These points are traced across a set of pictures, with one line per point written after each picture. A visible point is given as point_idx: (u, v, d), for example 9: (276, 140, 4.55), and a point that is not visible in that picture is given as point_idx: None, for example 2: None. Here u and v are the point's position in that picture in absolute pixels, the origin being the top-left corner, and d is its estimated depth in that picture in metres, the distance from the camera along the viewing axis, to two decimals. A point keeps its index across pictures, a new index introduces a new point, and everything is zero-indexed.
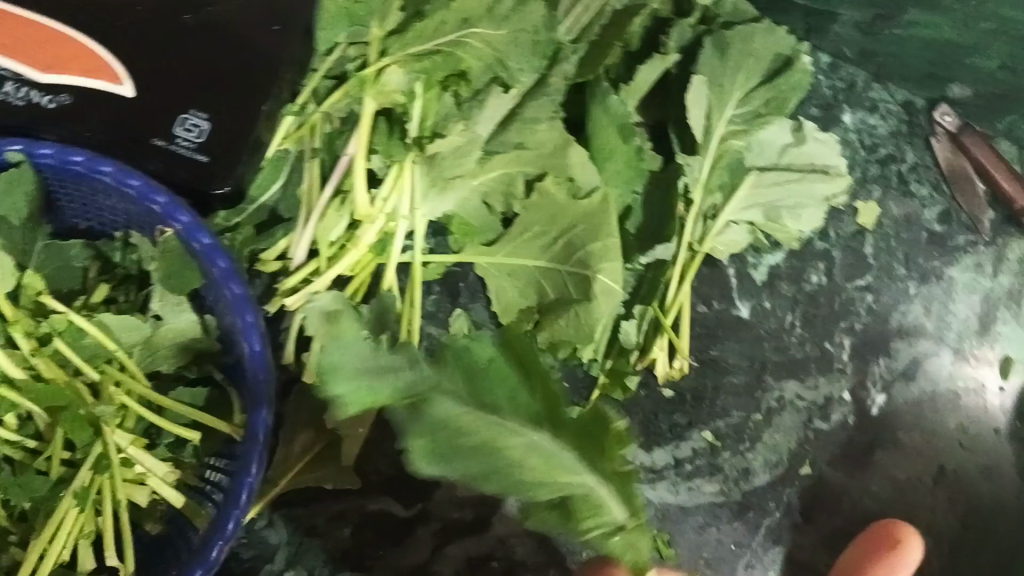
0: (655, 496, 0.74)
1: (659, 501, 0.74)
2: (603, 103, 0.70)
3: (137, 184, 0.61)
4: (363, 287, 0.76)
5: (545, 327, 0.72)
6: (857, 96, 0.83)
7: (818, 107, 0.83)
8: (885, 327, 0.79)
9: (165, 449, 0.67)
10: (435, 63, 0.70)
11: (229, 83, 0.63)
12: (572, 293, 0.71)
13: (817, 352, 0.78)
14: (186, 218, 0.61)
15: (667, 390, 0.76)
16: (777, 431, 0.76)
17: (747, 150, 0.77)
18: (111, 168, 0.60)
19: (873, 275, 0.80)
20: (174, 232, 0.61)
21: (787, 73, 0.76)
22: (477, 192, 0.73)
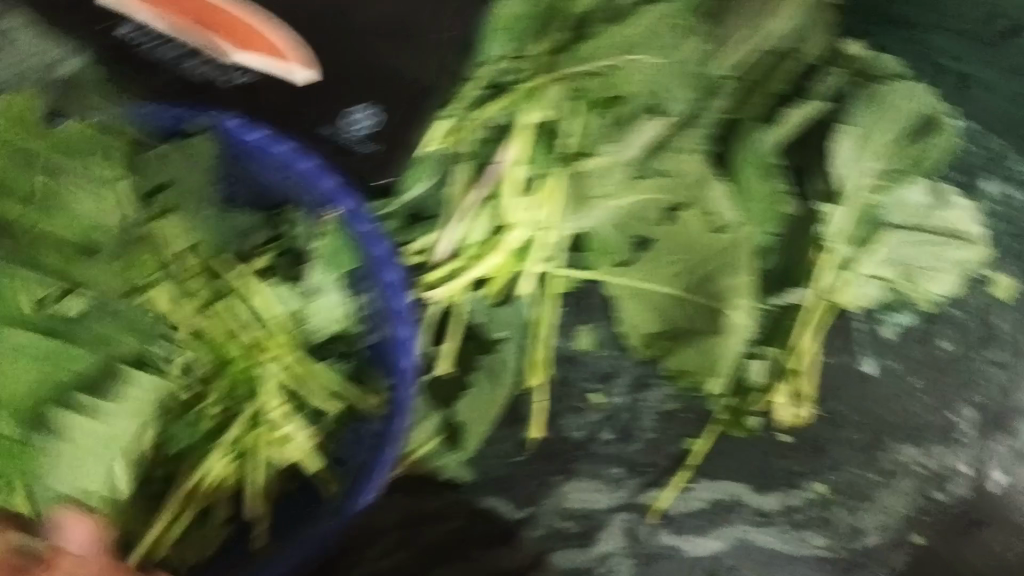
0: (731, 533, 0.72)
1: (736, 539, 0.71)
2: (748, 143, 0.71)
3: (307, 168, 0.63)
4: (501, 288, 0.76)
5: (673, 354, 0.72)
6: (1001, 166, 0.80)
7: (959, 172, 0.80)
8: (1010, 404, 0.76)
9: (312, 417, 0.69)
10: (598, 83, 0.68)
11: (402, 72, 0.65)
12: (703, 327, 0.71)
13: (935, 419, 0.76)
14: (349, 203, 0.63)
15: (783, 434, 0.75)
16: (889, 491, 0.74)
17: (887, 207, 0.76)
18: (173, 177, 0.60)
19: (1006, 350, 0.78)
20: (337, 214, 0.63)
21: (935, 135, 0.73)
22: (619, 212, 0.73)
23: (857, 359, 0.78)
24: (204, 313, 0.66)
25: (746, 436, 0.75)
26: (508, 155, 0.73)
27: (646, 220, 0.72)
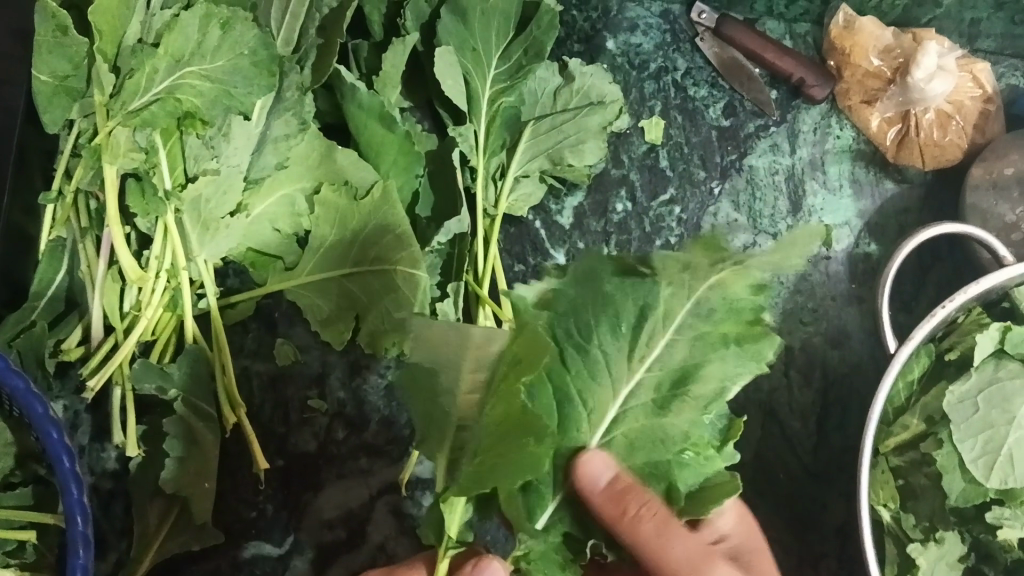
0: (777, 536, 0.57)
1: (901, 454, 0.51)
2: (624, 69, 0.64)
3: None
4: (484, 279, 0.58)
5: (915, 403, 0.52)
6: (958, 16, 0.64)
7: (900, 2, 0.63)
8: (832, 200, 0.63)
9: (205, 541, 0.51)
10: (445, 60, 0.55)
11: (203, 98, 0.52)
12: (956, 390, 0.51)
13: (792, 226, 0.62)
14: None
15: (868, 382, 0.59)
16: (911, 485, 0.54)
17: (604, 83, 0.60)
18: None
19: (797, 147, 0.64)
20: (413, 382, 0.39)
21: (702, 19, 0.64)
22: (531, 164, 0.60)
23: (697, 166, 0.63)
24: (121, 373, 0.54)
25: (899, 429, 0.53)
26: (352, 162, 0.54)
27: (537, 169, 0.60)
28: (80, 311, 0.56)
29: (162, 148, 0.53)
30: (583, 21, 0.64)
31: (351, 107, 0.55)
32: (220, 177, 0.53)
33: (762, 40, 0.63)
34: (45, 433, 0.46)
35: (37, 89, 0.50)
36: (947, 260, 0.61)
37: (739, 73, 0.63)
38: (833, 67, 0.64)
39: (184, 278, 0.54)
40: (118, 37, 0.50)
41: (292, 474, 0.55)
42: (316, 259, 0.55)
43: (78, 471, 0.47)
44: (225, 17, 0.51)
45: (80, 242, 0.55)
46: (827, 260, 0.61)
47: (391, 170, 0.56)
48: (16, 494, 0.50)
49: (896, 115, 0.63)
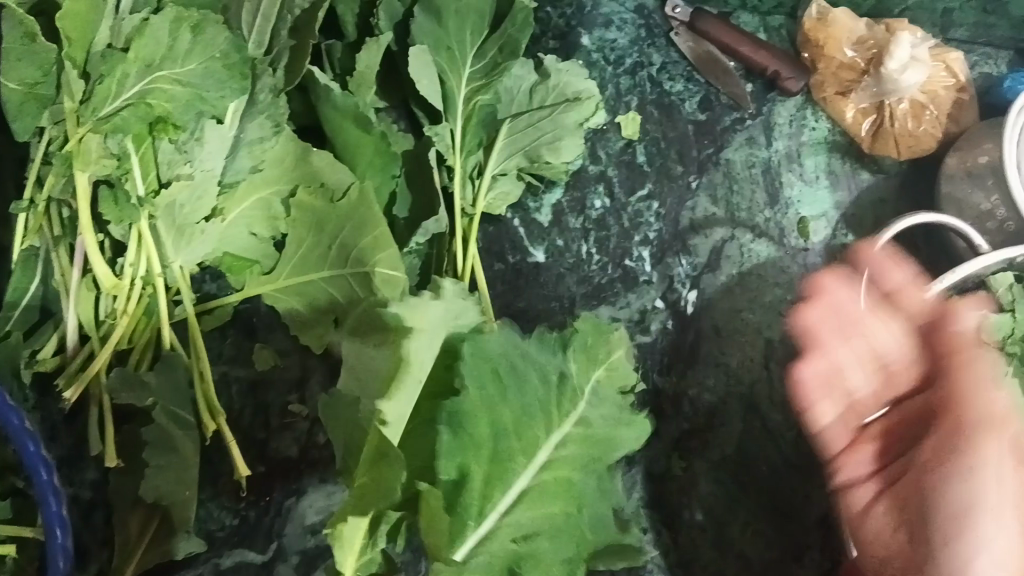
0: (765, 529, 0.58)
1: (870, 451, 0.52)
2: (599, 65, 0.64)
3: None
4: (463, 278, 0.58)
5: None
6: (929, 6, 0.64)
7: None
8: (809, 192, 0.63)
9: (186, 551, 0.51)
10: (419, 59, 0.55)
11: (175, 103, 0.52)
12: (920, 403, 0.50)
13: (770, 218, 0.62)
14: None
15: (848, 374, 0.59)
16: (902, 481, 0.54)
17: (580, 78, 0.60)
18: None
19: (773, 140, 0.64)
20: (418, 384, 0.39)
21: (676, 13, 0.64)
22: (508, 161, 0.59)
23: (674, 160, 0.63)
24: (99, 382, 0.53)
25: None
26: (328, 164, 0.54)
27: (515, 166, 0.60)
28: (55, 320, 0.55)
29: (135, 153, 0.52)
30: (557, 18, 0.64)
31: (325, 108, 0.54)
32: (194, 182, 0.53)
33: (736, 34, 0.63)
34: (22, 446, 0.46)
35: (6, 97, 0.49)
36: (924, 250, 0.61)
37: (714, 67, 0.64)
38: (808, 60, 0.64)
39: (160, 284, 0.54)
40: (87, 41, 0.50)
41: (274, 480, 0.54)
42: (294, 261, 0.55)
43: (56, 482, 0.47)
44: (196, 21, 0.51)
45: (54, 251, 0.54)
46: (804, 252, 0.62)
47: (367, 171, 0.55)
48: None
49: (871, 106, 0.64)
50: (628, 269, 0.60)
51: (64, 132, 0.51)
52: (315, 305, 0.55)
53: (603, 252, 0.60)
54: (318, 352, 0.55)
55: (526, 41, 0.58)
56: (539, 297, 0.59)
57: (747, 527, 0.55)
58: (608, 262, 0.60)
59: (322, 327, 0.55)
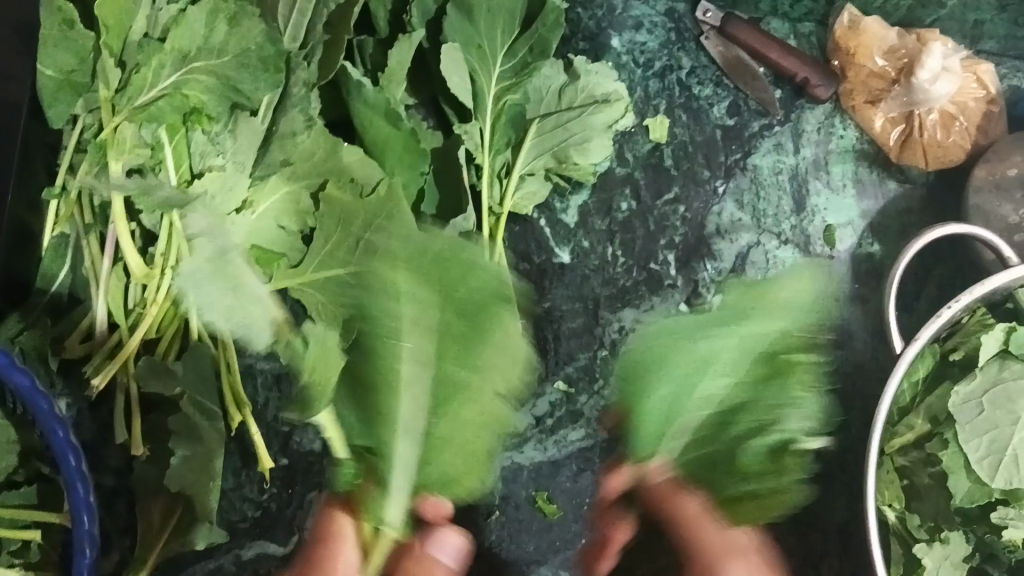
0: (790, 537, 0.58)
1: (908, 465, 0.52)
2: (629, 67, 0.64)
3: None
4: None
5: (920, 402, 0.52)
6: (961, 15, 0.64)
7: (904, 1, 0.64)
8: (836, 199, 0.63)
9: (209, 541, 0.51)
10: (452, 58, 0.55)
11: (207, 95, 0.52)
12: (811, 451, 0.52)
13: (795, 225, 0.62)
14: None
15: (873, 381, 0.59)
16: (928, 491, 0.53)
17: (609, 80, 0.60)
18: None
19: (801, 146, 0.64)
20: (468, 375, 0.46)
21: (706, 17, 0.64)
22: (536, 160, 0.60)
23: (702, 165, 0.63)
24: (126, 370, 0.54)
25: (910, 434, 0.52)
26: (357, 160, 0.54)
27: (542, 166, 0.60)
28: (83, 308, 0.55)
29: (168, 143, 0.53)
30: (589, 19, 0.64)
31: (356, 103, 0.55)
32: (226, 174, 0.53)
33: (766, 39, 0.63)
34: (51, 431, 0.46)
35: (42, 84, 0.50)
36: (950, 261, 0.61)
37: (743, 72, 0.63)
38: (838, 67, 0.64)
39: None
40: (124, 31, 0.50)
41: (297, 473, 0.55)
42: (320, 255, 0.55)
43: (84, 469, 0.47)
44: (233, 12, 0.51)
45: (85, 238, 0.54)
46: (829, 260, 0.62)
47: (397, 167, 0.56)
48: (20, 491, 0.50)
49: (900, 115, 0.63)
50: (653, 272, 0.61)
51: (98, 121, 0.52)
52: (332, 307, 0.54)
53: (628, 255, 0.61)
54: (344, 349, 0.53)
55: (556, 41, 0.58)
56: (563, 297, 0.60)
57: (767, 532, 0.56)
58: (633, 265, 0.61)
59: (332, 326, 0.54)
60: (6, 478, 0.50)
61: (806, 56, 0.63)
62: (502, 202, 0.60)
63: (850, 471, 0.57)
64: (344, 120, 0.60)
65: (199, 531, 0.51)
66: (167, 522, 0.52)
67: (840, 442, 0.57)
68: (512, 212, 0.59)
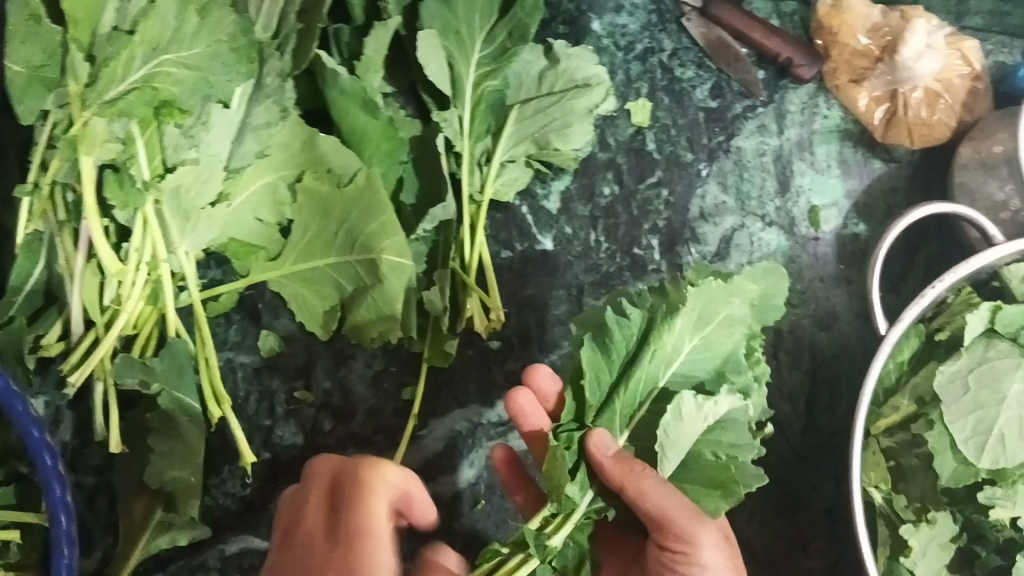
0: None
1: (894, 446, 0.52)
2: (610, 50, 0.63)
3: None
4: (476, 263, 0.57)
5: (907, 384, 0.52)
6: None
7: None
8: (821, 179, 0.62)
9: (194, 532, 0.51)
10: (429, 46, 0.54)
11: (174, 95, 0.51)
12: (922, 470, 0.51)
13: (780, 207, 0.62)
14: None
15: (860, 362, 0.58)
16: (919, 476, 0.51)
17: (591, 63, 0.59)
18: None
19: (785, 128, 0.63)
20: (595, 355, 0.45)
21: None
22: (517, 148, 0.59)
23: (686, 148, 0.62)
24: (101, 369, 0.52)
25: (896, 414, 0.52)
26: (334, 150, 0.54)
27: (523, 152, 0.59)
28: (59, 305, 0.54)
29: (140, 137, 0.52)
30: (568, 2, 0.63)
31: (331, 93, 0.54)
32: (200, 166, 0.52)
33: (748, 19, 0.62)
34: (25, 431, 0.46)
35: (10, 80, 0.49)
36: (935, 240, 0.61)
37: (725, 53, 0.63)
38: (821, 46, 0.63)
39: (164, 271, 0.53)
40: (93, 24, 0.49)
41: (278, 465, 0.54)
42: (299, 240, 0.55)
43: (60, 469, 0.46)
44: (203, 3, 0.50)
45: (59, 236, 0.53)
46: (814, 242, 0.61)
47: (375, 158, 0.56)
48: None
49: (884, 94, 0.62)
50: (636, 257, 0.60)
51: (68, 115, 0.50)
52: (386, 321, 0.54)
53: (611, 240, 0.60)
54: (324, 338, 0.55)
55: (536, 24, 0.58)
56: (545, 284, 0.59)
57: (754, 517, 0.55)
58: (616, 251, 0.60)
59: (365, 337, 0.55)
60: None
61: (787, 36, 0.62)
62: (479, 187, 0.59)
63: (836, 452, 0.57)
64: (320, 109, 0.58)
65: (185, 524, 0.51)
66: (149, 517, 0.51)
67: (826, 424, 0.57)
68: (492, 198, 0.59)
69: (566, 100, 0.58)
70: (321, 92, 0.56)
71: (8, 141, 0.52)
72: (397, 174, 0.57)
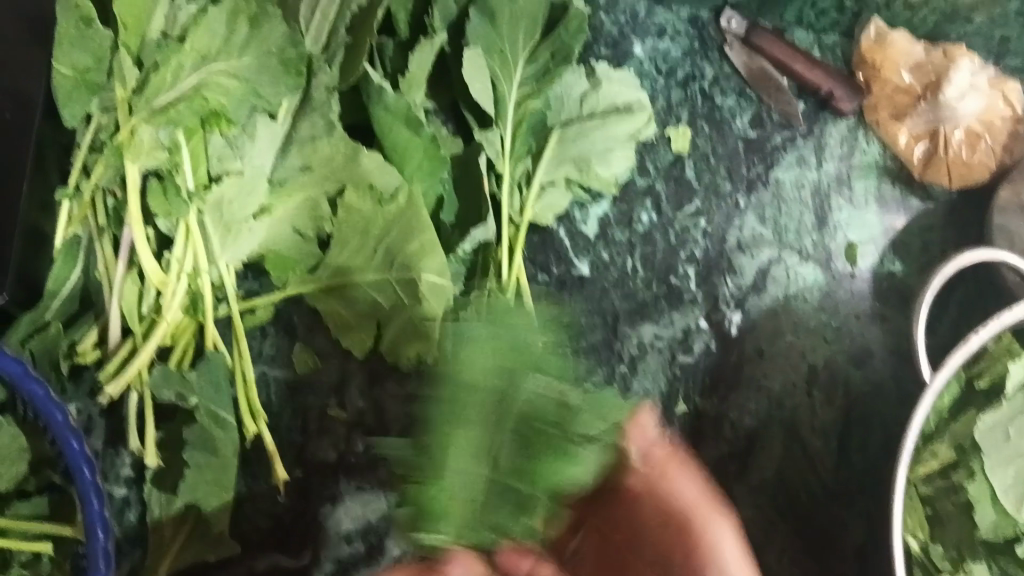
0: None
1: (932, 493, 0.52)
2: (651, 74, 0.63)
3: None
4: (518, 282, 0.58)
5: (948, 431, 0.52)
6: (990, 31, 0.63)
7: (937, 14, 0.62)
8: (859, 214, 0.62)
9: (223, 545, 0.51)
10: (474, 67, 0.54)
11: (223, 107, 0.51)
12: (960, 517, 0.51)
13: (817, 242, 0.62)
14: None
15: (894, 400, 0.58)
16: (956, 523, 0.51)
17: (633, 88, 0.59)
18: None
19: (825, 161, 0.63)
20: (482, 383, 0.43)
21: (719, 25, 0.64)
22: (558, 169, 0.59)
23: (725, 178, 0.62)
24: (140, 378, 0.53)
25: (936, 461, 0.52)
26: (376, 166, 0.53)
27: (563, 173, 0.59)
28: (95, 311, 0.54)
29: (185, 146, 0.51)
30: (611, 26, 0.63)
31: (376, 111, 0.54)
32: (245, 179, 0.51)
33: (792, 51, 0.62)
34: (65, 442, 0.45)
35: (57, 84, 0.48)
36: (972, 282, 0.61)
37: (767, 83, 0.62)
38: (862, 80, 0.63)
39: (205, 282, 0.53)
40: (143, 30, 0.49)
41: (310, 483, 0.54)
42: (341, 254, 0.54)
43: (98, 482, 0.46)
44: (254, 14, 0.50)
45: (96, 240, 0.53)
46: (850, 278, 0.61)
47: (415, 174, 0.55)
48: (32, 502, 0.49)
49: (925, 132, 0.62)
50: (672, 285, 0.60)
51: (113, 121, 0.50)
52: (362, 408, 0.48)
53: (648, 268, 0.60)
54: (360, 356, 0.54)
55: (578, 47, 0.58)
56: (582, 309, 0.59)
57: (784, 553, 0.56)
58: (653, 278, 0.60)
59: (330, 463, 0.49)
60: (17, 487, 0.49)
61: (828, 67, 0.62)
62: (518, 208, 0.59)
63: (868, 490, 0.56)
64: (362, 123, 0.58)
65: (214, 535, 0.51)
66: (182, 527, 0.51)
67: (859, 462, 0.57)
68: (531, 220, 0.59)
69: (606, 124, 0.58)
70: (366, 108, 0.56)
71: (52, 144, 0.51)
72: (439, 194, 0.56)
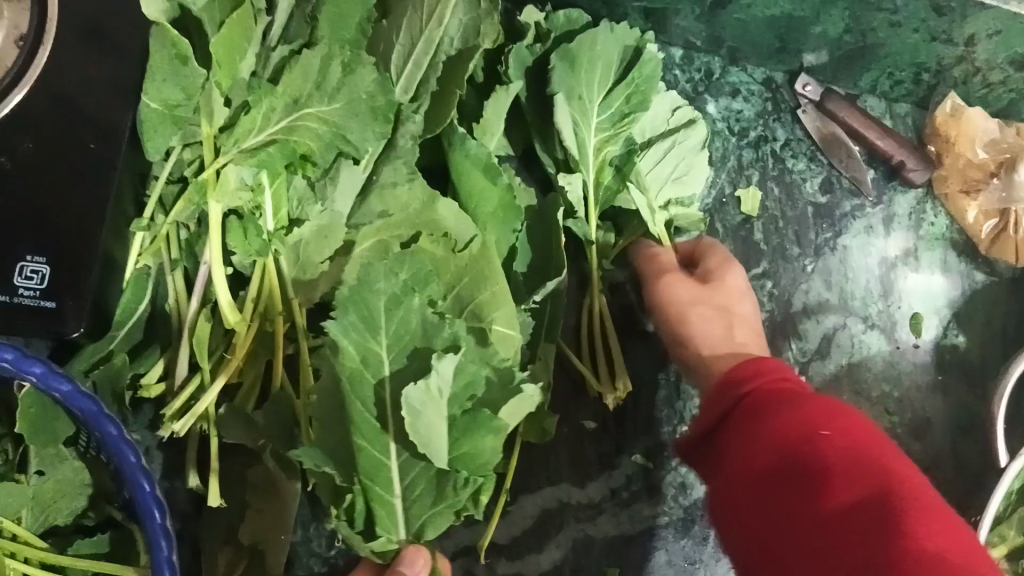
0: None
1: None
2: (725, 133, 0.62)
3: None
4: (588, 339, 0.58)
5: None
6: None
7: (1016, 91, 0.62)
8: (925, 285, 0.62)
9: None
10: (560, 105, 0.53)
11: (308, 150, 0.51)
12: None
13: (883, 310, 0.62)
14: (64, 386, 0.45)
15: (951, 473, 0.59)
16: None
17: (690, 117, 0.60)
18: (73, 382, 0.45)
19: (892, 230, 0.63)
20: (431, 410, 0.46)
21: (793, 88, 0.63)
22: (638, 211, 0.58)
23: (794, 241, 0.62)
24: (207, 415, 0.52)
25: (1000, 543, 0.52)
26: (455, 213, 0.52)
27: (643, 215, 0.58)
28: (164, 343, 0.54)
29: (269, 187, 0.51)
30: (686, 82, 0.63)
31: (455, 155, 0.53)
32: (324, 221, 0.51)
33: (867, 119, 0.61)
34: (137, 484, 0.45)
35: (144, 116, 0.47)
36: None
37: (839, 150, 0.62)
38: (935, 152, 0.63)
39: (279, 322, 0.52)
40: (235, 69, 0.48)
41: None
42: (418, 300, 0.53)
43: (167, 525, 0.45)
44: (348, 59, 0.49)
45: (168, 273, 0.53)
46: (913, 349, 0.61)
47: (489, 223, 0.54)
48: (93, 539, 0.48)
49: (996, 209, 0.61)
50: None
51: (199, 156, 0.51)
52: (429, 436, 0.46)
53: None
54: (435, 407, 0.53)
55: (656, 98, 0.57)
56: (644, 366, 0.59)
57: None
58: None
59: (394, 490, 0.48)
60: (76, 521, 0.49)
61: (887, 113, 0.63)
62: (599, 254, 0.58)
63: None
64: (437, 167, 0.58)
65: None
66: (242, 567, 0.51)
67: None
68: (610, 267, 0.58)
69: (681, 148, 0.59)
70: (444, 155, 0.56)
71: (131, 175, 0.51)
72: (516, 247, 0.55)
